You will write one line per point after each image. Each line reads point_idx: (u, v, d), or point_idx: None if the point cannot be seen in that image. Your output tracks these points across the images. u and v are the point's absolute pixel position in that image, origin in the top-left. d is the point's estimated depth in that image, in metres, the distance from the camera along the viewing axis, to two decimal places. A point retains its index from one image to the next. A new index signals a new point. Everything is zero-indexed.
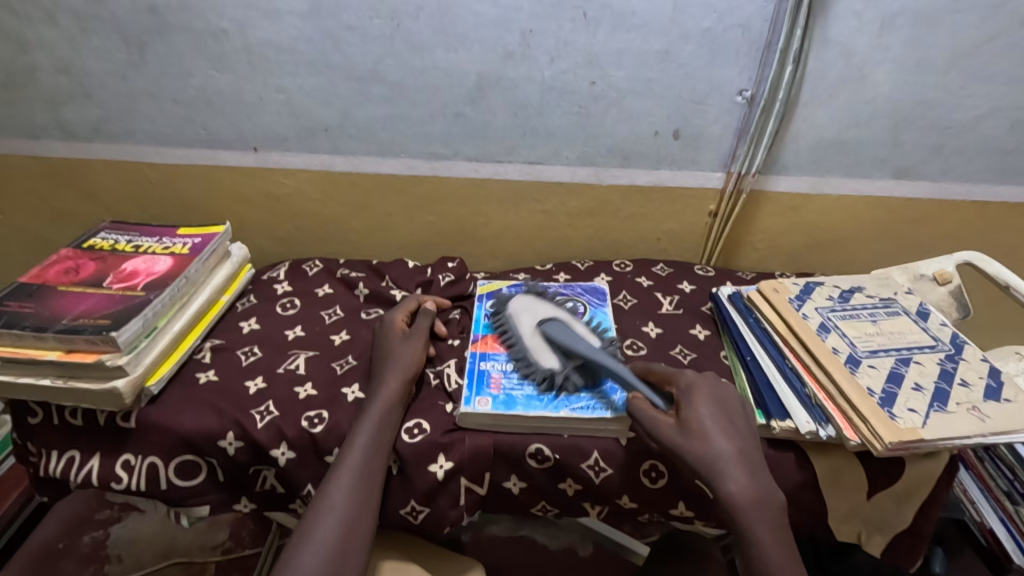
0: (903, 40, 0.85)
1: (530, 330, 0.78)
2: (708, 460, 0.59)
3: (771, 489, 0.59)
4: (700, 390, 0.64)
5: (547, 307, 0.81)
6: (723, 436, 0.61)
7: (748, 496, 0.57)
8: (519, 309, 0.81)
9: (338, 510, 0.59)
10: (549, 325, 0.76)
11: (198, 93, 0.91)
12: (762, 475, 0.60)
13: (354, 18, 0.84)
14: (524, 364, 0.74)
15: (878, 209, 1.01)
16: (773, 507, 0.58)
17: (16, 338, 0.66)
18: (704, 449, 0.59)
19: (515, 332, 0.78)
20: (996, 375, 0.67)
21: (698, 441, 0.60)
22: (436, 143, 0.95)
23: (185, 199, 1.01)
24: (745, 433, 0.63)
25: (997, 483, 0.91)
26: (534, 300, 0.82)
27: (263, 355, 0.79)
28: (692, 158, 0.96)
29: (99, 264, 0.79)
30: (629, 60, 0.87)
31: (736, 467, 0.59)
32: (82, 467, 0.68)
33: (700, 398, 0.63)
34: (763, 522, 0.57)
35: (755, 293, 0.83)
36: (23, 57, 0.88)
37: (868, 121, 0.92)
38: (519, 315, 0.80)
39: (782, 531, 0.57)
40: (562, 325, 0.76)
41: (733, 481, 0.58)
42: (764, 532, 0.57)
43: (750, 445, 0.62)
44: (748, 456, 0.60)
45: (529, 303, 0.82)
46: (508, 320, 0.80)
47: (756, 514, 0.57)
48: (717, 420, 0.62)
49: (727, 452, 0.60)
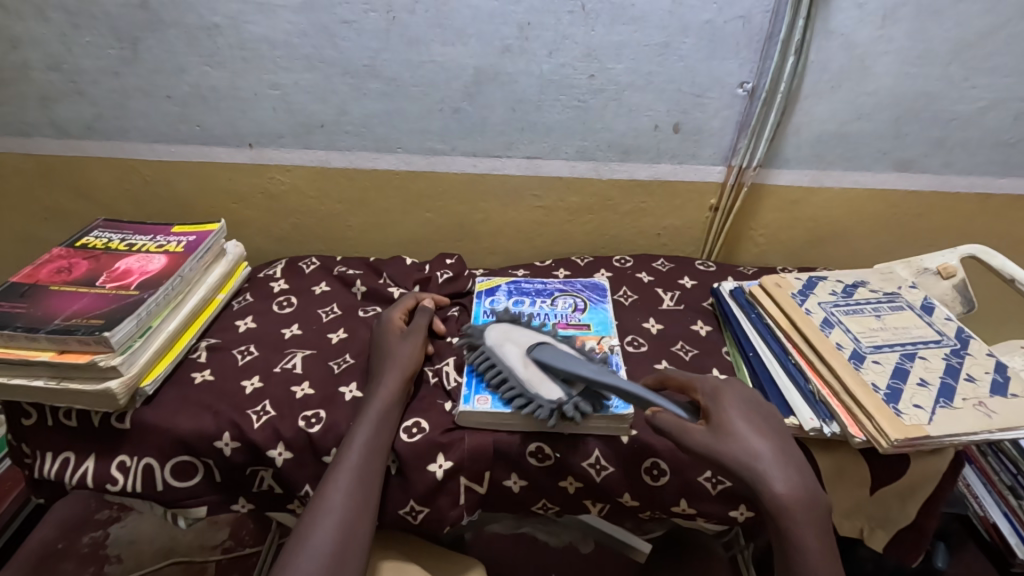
0: (905, 32, 0.84)
1: (519, 359, 0.70)
2: (751, 459, 0.57)
3: (817, 491, 0.57)
4: (727, 393, 0.64)
5: (525, 334, 0.74)
6: (762, 437, 0.59)
7: (797, 498, 0.56)
8: (498, 340, 0.73)
9: (336, 512, 0.58)
10: (541, 351, 0.70)
11: (192, 90, 0.90)
12: (808, 474, 0.58)
13: (349, 12, 0.83)
14: (524, 398, 0.66)
15: (880, 202, 1.00)
16: (818, 511, 0.56)
17: (8, 339, 0.65)
18: (745, 448, 0.58)
19: (502, 363, 0.70)
20: (1002, 369, 0.66)
21: (740, 440, 0.59)
22: (433, 139, 0.94)
23: (180, 197, 1.00)
24: (782, 432, 0.61)
25: (1001, 477, 0.91)
26: (509, 328, 0.75)
27: (259, 354, 0.78)
28: (692, 152, 0.95)
29: (92, 263, 0.78)
30: (628, 53, 0.86)
31: (780, 468, 0.57)
32: (76, 469, 0.68)
33: (727, 400, 0.63)
34: (809, 525, 0.55)
35: (757, 288, 0.82)
36: (15, 54, 0.87)
37: (871, 113, 0.91)
38: (499, 344, 0.73)
39: (826, 535, 0.56)
40: (553, 351, 0.70)
41: (779, 481, 0.56)
42: (811, 535, 0.55)
43: (790, 446, 0.60)
44: (791, 457, 0.59)
45: (504, 331, 0.75)
46: (489, 355, 0.71)
47: (802, 517, 0.55)
48: (751, 421, 0.61)
49: (766, 453, 0.58)
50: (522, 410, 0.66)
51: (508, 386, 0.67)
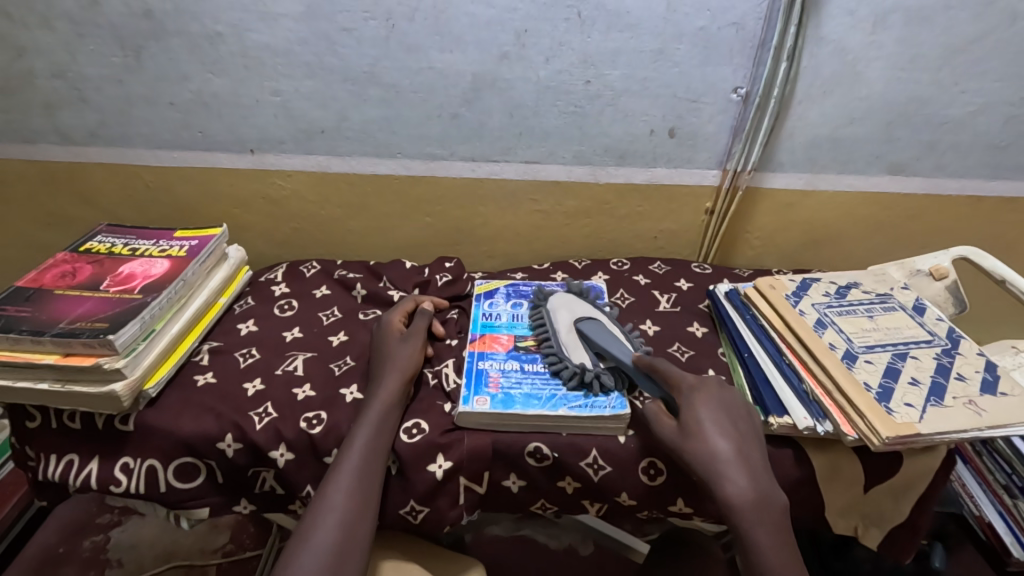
0: (895, 38, 0.85)
1: (567, 325, 0.77)
2: (706, 460, 0.60)
3: (773, 492, 0.59)
4: (701, 392, 0.65)
5: (584, 306, 0.80)
6: (723, 438, 0.61)
7: (749, 498, 0.58)
8: (558, 303, 0.80)
9: (338, 510, 0.60)
10: (588, 325, 0.77)
11: (195, 97, 0.91)
12: (763, 476, 0.60)
13: (349, 20, 0.84)
14: (556, 358, 0.73)
15: (874, 205, 1.01)
16: (774, 511, 0.58)
17: (14, 342, 0.66)
18: (704, 449, 0.60)
19: (552, 324, 0.78)
20: (993, 368, 0.67)
21: (699, 442, 0.61)
22: (433, 144, 0.95)
23: (182, 202, 1.01)
24: (747, 433, 0.63)
25: (995, 477, 0.92)
26: (571, 298, 0.82)
27: (261, 356, 0.80)
28: (688, 157, 0.96)
29: (96, 268, 0.79)
30: (624, 59, 0.87)
31: (735, 469, 0.59)
32: (81, 471, 0.68)
33: (701, 399, 0.64)
34: (761, 525, 0.57)
35: (752, 289, 0.83)
36: (20, 62, 0.88)
37: (863, 118, 0.92)
38: (556, 308, 0.80)
39: (782, 535, 0.57)
40: (600, 327, 0.76)
41: (732, 483, 0.58)
42: (763, 536, 0.56)
43: (751, 447, 0.62)
44: (749, 458, 0.61)
45: (567, 300, 0.82)
46: (545, 315, 0.79)
47: (755, 517, 0.57)
48: (718, 421, 0.62)
49: (725, 454, 0.60)
50: (521, 410, 0.68)
51: (549, 346, 0.75)
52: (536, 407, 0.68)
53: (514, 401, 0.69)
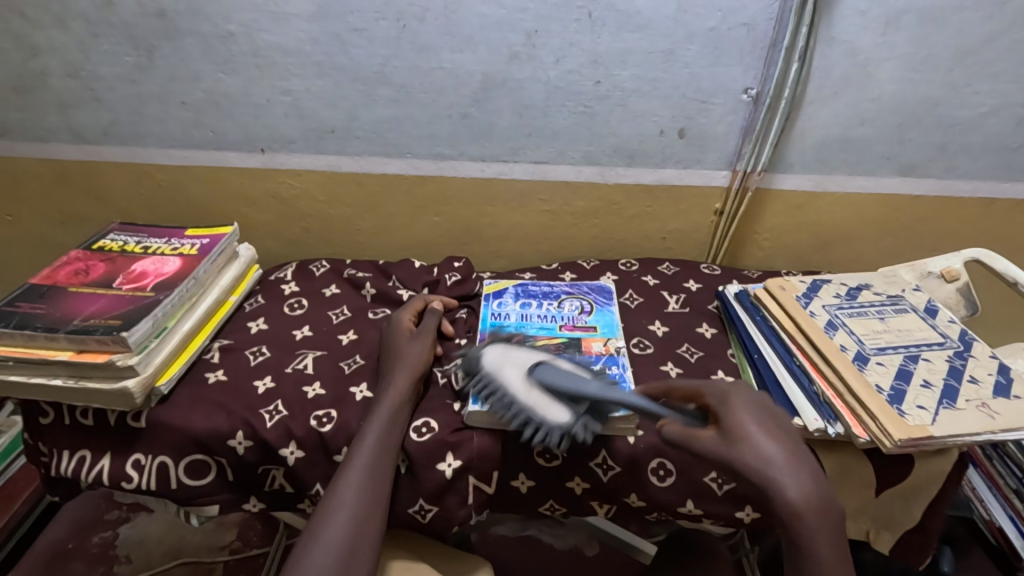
0: (908, 38, 0.85)
1: (519, 384, 0.68)
2: (761, 464, 0.56)
3: (833, 499, 0.55)
4: (737, 399, 0.62)
5: (522, 354, 0.72)
6: (774, 441, 0.58)
7: (812, 504, 0.54)
8: (495, 366, 0.70)
9: (348, 508, 0.60)
10: (539, 373, 0.69)
11: (207, 96, 0.91)
12: (820, 481, 0.56)
13: (360, 20, 0.84)
14: (532, 425, 0.64)
15: (884, 207, 1.01)
16: (834, 519, 0.54)
17: (28, 338, 0.66)
18: (757, 454, 0.56)
19: (503, 390, 0.67)
20: (1006, 371, 0.67)
21: (752, 446, 0.57)
22: (442, 144, 0.95)
23: (193, 200, 1.02)
24: (794, 437, 0.60)
25: (1006, 481, 0.90)
26: (505, 350, 0.73)
27: (271, 355, 0.80)
28: (697, 157, 0.96)
29: (108, 265, 0.80)
30: (634, 60, 0.87)
31: (792, 473, 0.55)
32: (93, 467, 0.69)
33: (738, 405, 0.61)
34: (824, 536, 0.53)
35: (762, 291, 0.83)
36: (34, 60, 0.89)
37: (874, 118, 0.92)
38: (496, 370, 0.70)
39: (842, 544, 0.54)
40: (554, 369, 0.68)
41: (791, 488, 0.54)
42: (825, 545, 0.53)
43: (803, 451, 0.58)
44: (803, 462, 0.57)
45: (502, 354, 0.72)
46: (489, 380, 0.69)
47: (816, 525, 0.54)
48: (763, 426, 0.59)
49: (779, 458, 0.56)
50: None
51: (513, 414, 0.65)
52: None
53: None
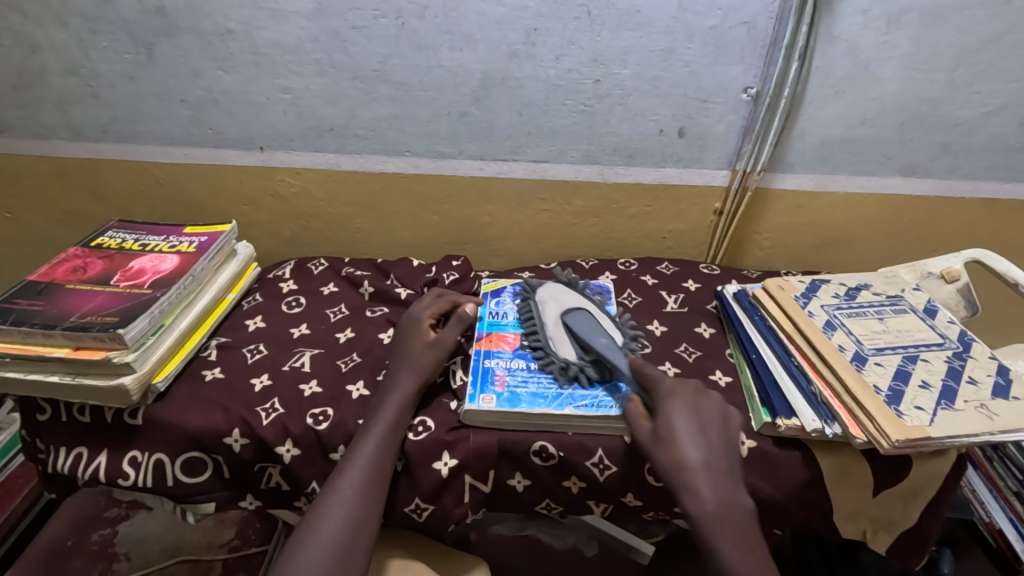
0: (909, 38, 0.84)
1: (553, 319, 0.78)
2: (675, 468, 0.60)
3: (740, 503, 0.58)
4: (678, 397, 0.64)
5: (571, 298, 0.82)
6: (694, 445, 0.61)
7: (717, 506, 0.57)
8: (545, 297, 0.82)
9: (345, 506, 0.60)
10: (575, 316, 0.78)
11: (206, 94, 0.92)
12: (731, 485, 0.59)
13: (359, 18, 0.84)
14: (542, 352, 0.75)
15: (884, 207, 1.00)
16: (742, 522, 0.57)
17: (25, 335, 0.66)
18: (674, 458, 0.60)
19: (538, 319, 0.79)
20: (1005, 373, 0.66)
21: (671, 450, 0.61)
22: (441, 143, 0.95)
23: (191, 198, 1.02)
24: (721, 439, 0.62)
25: (1007, 484, 0.90)
26: (560, 291, 0.83)
27: (269, 352, 0.80)
28: (697, 157, 0.96)
29: (106, 262, 0.80)
30: (634, 59, 0.87)
31: (704, 479, 0.59)
32: (89, 464, 0.69)
33: (676, 402, 0.64)
34: (728, 536, 0.56)
35: (760, 290, 0.82)
36: (34, 58, 0.89)
37: (875, 118, 0.92)
38: (544, 301, 0.82)
39: (752, 546, 0.56)
40: (586, 318, 0.77)
41: (698, 493, 0.58)
42: (729, 548, 0.56)
43: (724, 455, 0.61)
44: (719, 466, 0.60)
45: (554, 293, 0.83)
46: (533, 309, 0.81)
47: (721, 528, 0.56)
48: (692, 427, 0.62)
49: (696, 463, 0.60)
50: (526, 409, 0.68)
51: (535, 339, 0.76)
52: (542, 406, 0.68)
53: (519, 399, 0.69)
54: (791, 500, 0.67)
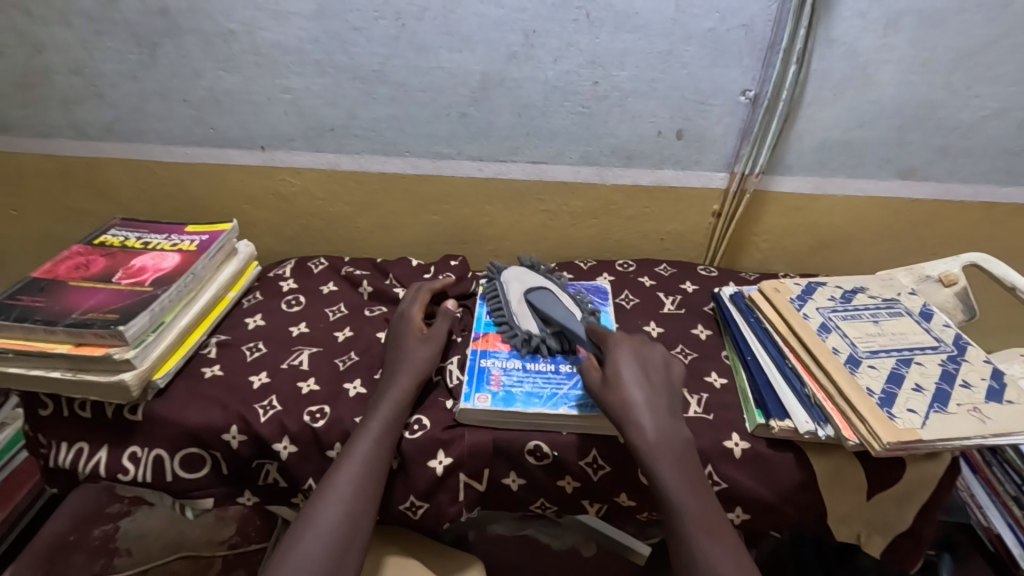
0: (907, 41, 0.85)
1: (516, 296, 0.83)
2: (622, 406, 0.62)
3: (681, 436, 0.62)
4: (623, 347, 0.69)
5: (533, 275, 0.86)
6: (640, 387, 0.64)
7: (661, 438, 0.61)
8: (510, 276, 0.85)
9: (342, 501, 0.60)
10: (536, 292, 0.82)
11: (208, 94, 0.92)
12: (672, 420, 0.63)
13: (360, 19, 0.85)
14: (508, 327, 0.79)
15: (883, 209, 1.00)
16: (682, 452, 0.61)
17: (27, 331, 0.67)
18: (621, 397, 0.63)
19: (502, 296, 0.83)
20: (999, 376, 0.66)
21: (618, 392, 0.64)
22: (440, 143, 0.96)
23: (193, 197, 1.03)
24: (662, 383, 0.66)
25: (1005, 488, 0.88)
26: (522, 269, 0.87)
27: (267, 350, 0.81)
28: (695, 159, 0.96)
29: (108, 260, 0.81)
30: (632, 60, 0.87)
31: (647, 415, 0.62)
32: (90, 459, 0.70)
33: (622, 352, 0.68)
34: (670, 463, 0.59)
35: (756, 292, 0.83)
36: (39, 58, 0.90)
37: (873, 121, 0.92)
38: (508, 281, 0.85)
39: (692, 473, 0.60)
40: (547, 293, 0.82)
41: (644, 426, 0.61)
42: (671, 474, 0.59)
43: (665, 396, 0.65)
44: (661, 405, 0.64)
45: (516, 270, 0.87)
46: (497, 287, 0.85)
47: (664, 456, 0.60)
48: (636, 371, 0.66)
49: (640, 401, 0.63)
50: (521, 408, 0.68)
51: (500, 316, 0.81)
52: (536, 405, 0.68)
53: (514, 399, 0.69)
54: (784, 501, 0.68)
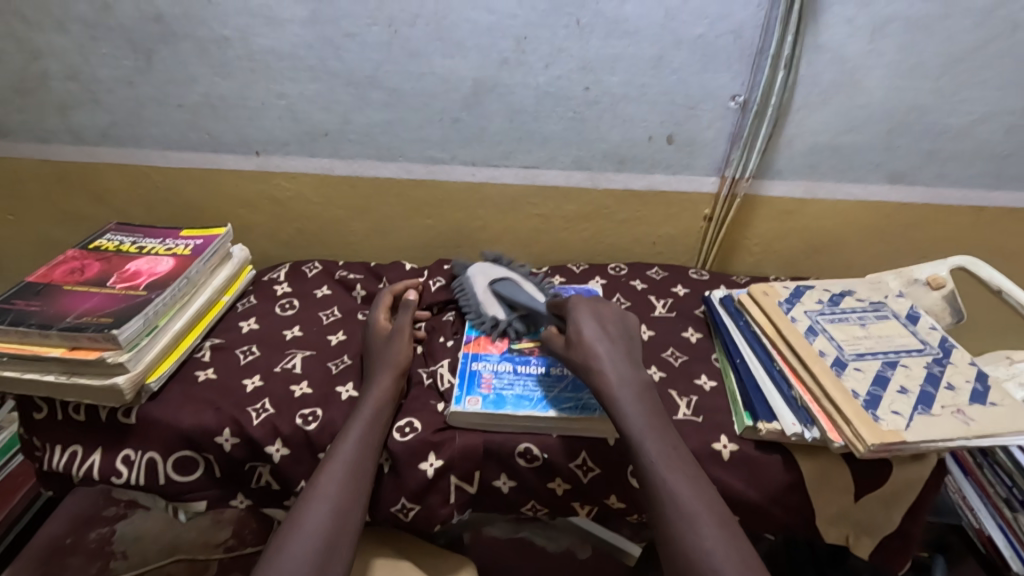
0: (893, 46, 0.85)
1: (482, 287, 0.88)
2: (585, 359, 0.67)
3: (640, 379, 0.66)
4: (582, 306, 0.73)
5: (498, 268, 0.91)
6: (600, 340, 0.68)
7: (621, 380, 0.64)
8: (474, 269, 0.90)
9: (330, 501, 0.61)
10: (501, 283, 0.87)
11: (203, 99, 0.93)
12: (631, 366, 0.67)
13: (353, 26, 0.86)
14: (475, 315, 0.84)
15: (873, 213, 1.01)
16: (643, 394, 0.64)
17: (22, 335, 0.68)
18: (583, 350, 0.67)
19: (469, 288, 0.88)
20: (984, 379, 0.67)
21: (580, 346, 0.68)
22: (433, 148, 0.97)
23: (189, 201, 1.03)
24: (621, 336, 0.71)
25: (996, 491, 0.89)
26: (488, 263, 0.92)
27: (261, 354, 0.81)
28: (686, 163, 0.97)
29: (103, 264, 0.81)
30: (622, 66, 0.88)
31: (608, 362, 0.66)
32: (84, 462, 0.70)
33: (581, 311, 0.72)
34: (631, 401, 0.63)
35: (745, 296, 0.83)
36: (35, 64, 0.91)
37: (862, 126, 0.93)
38: (474, 273, 0.90)
39: (652, 409, 0.63)
40: (511, 283, 0.87)
41: (605, 372, 0.65)
42: (632, 410, 0.62)
43: (625, 347, 0.69)
44: (620, 354, 0.68)
45: (482, 265, 0.92)
46: (464, 280, 0.90)
47: (626, 395, 0.63)
48: (596, 327, 0.70)
49: (601, 352, 0.67)
50: (511, 411, 0.69)
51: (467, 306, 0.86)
52: (526, 408, 0.69)
53: (505, 401, 0.70)
54: (772, 503, 0.68)
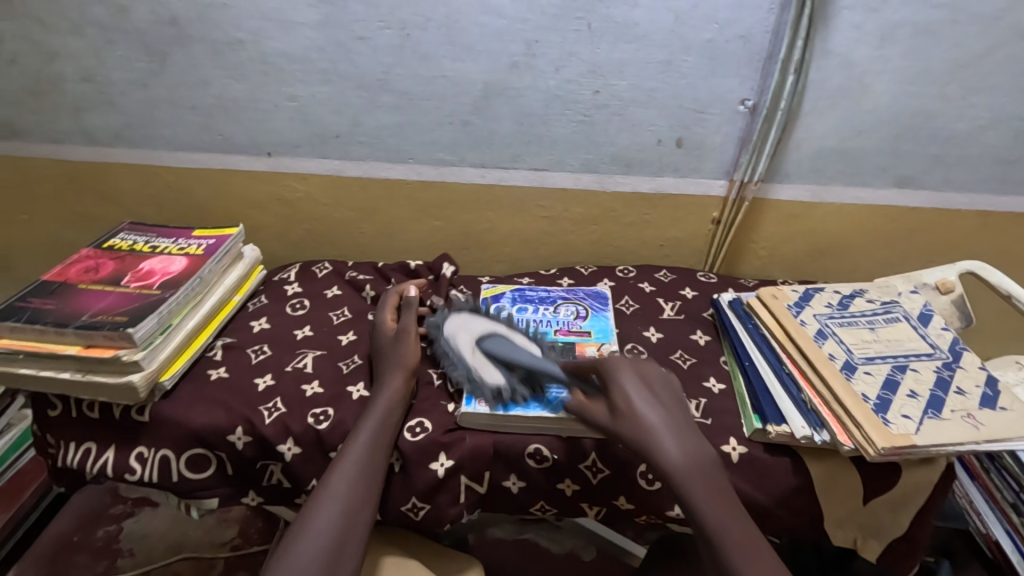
0: (902, 51, 0.86)
1: (470, 349, 0.78)
2: (641, 434, 0.62)
3: (705, 455, 0.62)
4: (621, 366, 0.68)
5: (480, 322, 0.81)
6: (652, 409, 0.64)
7: (687, 462, 0.60)
8: (454, 328, 0.81)
9: (339, 499, 0.61)
10: (488, 342, 0.78)
11: (215, 101, 0.94)
12: (692, 439, 0.63)
13: (364, 29, 0.87)
14: (469, 382, 0.73)
15: (880, 218, 1.01)
16: (711, 474, 0.60)
17: (39, 333, 0.69)
18: (637, 423, 0.63)
19: (455, 351, 0.78)
20: (994, 383, 0.67)
21: (632, 419, 0.63)
22: (443, 151, 0.97)
23: (200, 202, 1.04)
24: (671, 400, 0.66)
25: (1003, 495, 0.89)
26: (466, 317, 0.82)
27: (272, 353, 0.82)
28: (694, 167, 0.98)
29: (117, 264, 0.82)
30: (631, 70, 0.89)
31: (669, 438, 0.62)
32: (97, 459, 0.71)
33: (623, 373, 0.67)
34: (700, 485, 0.59)
35: (754, 299, 0.84)
36: (50, 66, 0.92)
37: (869, 131, 0.93)
38: (453, 333, 0.80)
39: (722, 494, 0.59)
40: (501, 341, 0.77)
41: (668, 451, 0.61)
42: (702, 497, 0.59)
43: (678, 413, 0.65)
44: (676, 424, 0.64)
45: (461, 322, 0.82)
46: (444, 344, 0.79)
47: (695, 480, 0.59)
48: (644, 394, 0.65)
49: (658, 424, 0.63)
50: (521, 412, 0.69)
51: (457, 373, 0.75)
52: (536, 409, 0.70)
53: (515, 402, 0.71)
54: (780, 506, 0.68)
